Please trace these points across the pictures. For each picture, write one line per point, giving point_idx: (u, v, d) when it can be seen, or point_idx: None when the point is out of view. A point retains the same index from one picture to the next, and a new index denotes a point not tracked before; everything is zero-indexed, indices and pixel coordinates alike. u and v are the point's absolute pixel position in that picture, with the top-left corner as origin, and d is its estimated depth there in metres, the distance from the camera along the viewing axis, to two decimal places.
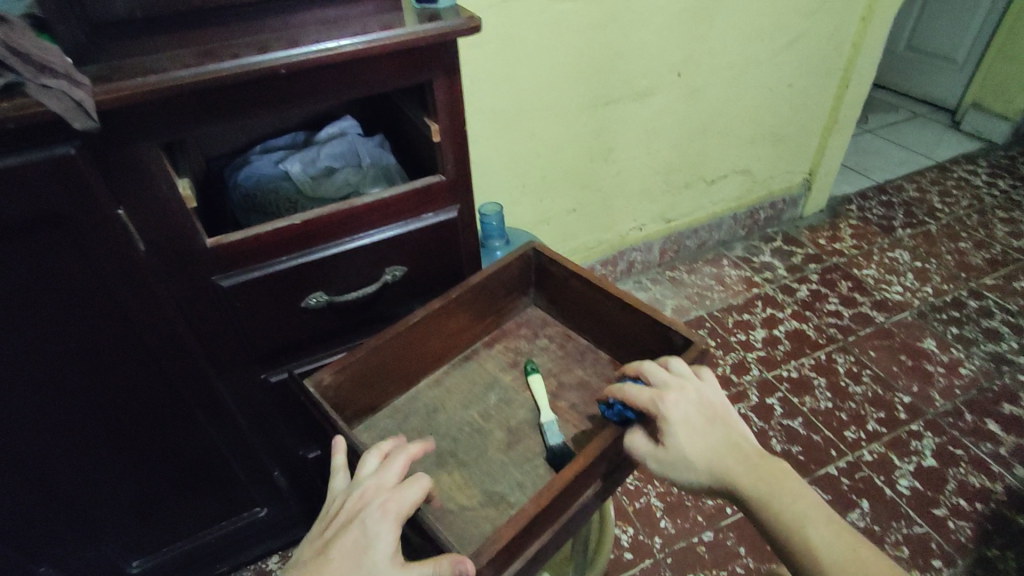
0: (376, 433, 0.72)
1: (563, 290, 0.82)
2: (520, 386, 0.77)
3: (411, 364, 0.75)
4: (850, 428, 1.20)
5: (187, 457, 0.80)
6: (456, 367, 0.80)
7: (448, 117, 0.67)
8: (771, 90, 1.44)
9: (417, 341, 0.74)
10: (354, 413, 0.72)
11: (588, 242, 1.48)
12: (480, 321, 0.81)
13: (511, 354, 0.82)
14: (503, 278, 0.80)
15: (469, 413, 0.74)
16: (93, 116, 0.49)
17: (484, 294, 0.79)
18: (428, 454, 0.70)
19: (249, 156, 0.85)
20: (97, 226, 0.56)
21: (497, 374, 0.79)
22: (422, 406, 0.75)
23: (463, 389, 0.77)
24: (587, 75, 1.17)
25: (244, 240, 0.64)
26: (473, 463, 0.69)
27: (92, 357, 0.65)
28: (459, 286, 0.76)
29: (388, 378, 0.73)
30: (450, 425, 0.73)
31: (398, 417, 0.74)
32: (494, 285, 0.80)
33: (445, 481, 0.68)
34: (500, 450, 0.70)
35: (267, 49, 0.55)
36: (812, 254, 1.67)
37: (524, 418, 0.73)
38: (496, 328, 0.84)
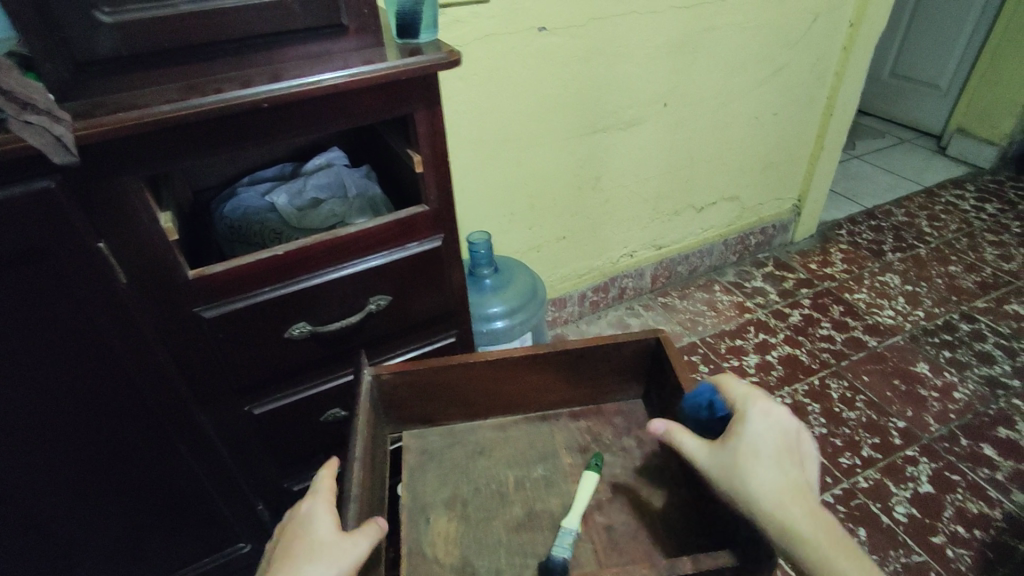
0: (423, 445, 0.75)
1: (667, 394, 0.73)
2: (573, 475, 0.71)
3: (477, 397, 0.76)
4: (845, 455, 1.18)
5: (169, 493, 0.78)
6: (528, 422, 0.78)
7: (430, 149, 0.68)
8: (757, 118, 1.47)
9: (488, 379, 0.74)
10: (408, 418, 0.76)
11: (579, 269, 1.48)
12: (569, 388, 0.77)
13: (589, 434, 0.76)
14: (606, 357, 0.75)
15: (507, 473, 0.71)
16: (73, 150, 0.50)
17: (579, 365, 0.75)
18: (446, 491, 0.69)
19: (237, 188, 0.86)
20: (77, 260, 0.56)
21: (568, 450, 0.74)
22: (473, 444, 0.75)
23: (520, 447, 0.74)
24: (574, 106, 1.19)
25: (227, 272, 0.64)
26: (472, 525, 0.66)
27: (72, 391, 0.64)
28: (549, 346, 0.74)
29: (448, 401, 0.75)
30: (487, 478, 0.71)
31: (450, 442, 0.75)
32: (591, 359, 0.75)
33: (438, 525, 0.66)
34: (506, 527, 0.66)
35: (249, 84, 0.56)
36: (804, 279, 1.68)
37: (552, 508, 0.67)
38: (593, 405, 0.79)
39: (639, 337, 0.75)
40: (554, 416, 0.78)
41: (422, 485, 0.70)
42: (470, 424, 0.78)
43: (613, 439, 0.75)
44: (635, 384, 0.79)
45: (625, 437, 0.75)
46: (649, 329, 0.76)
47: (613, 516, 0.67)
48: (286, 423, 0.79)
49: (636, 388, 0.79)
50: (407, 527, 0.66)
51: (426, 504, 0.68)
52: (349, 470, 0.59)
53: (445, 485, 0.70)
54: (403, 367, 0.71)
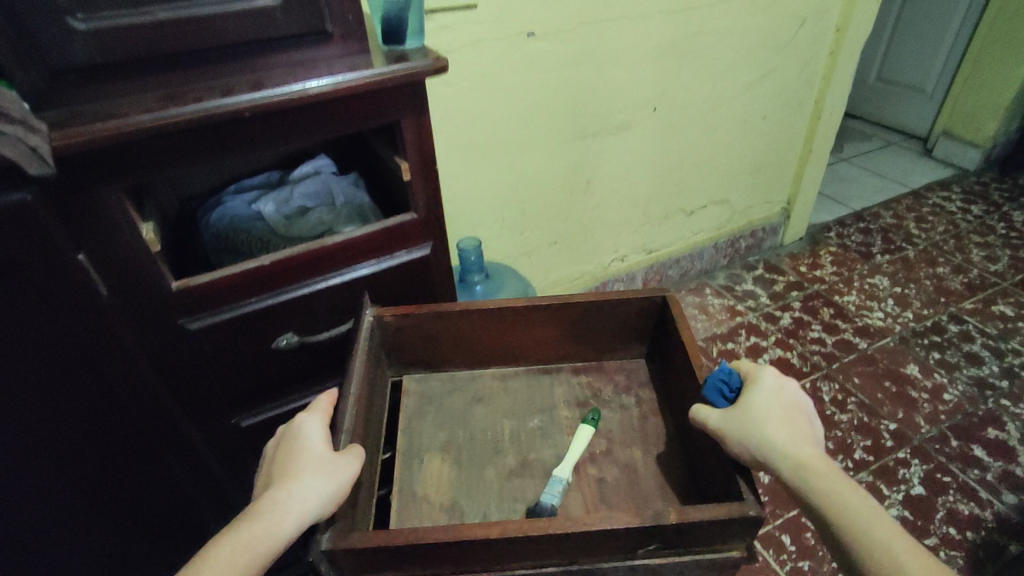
0: (424, 390, 0.74)
1: (671, 354, 0.71)
2: (569, 428, 0.70)
3: (478, 345, 0.75)
4: (837, 458, 1.19)
5: (154, 506, 0.76)
6: (529, 373, 0.77)
7: (418, 156, 0.67)
8: (746, 122, 1.47)
9: (490, 328, 0.73)
10: (410, 362, 0.75)
11: (571, 274, 1.48)
12: (573, 343, 0.76)
13: (589, 390, 0.75)
14: (612, 314, 0.73)
15: (503, 422, 0.70)
16: (49, 161, 0.49)
17: (582, 320, 0.74)
18: (442, 436, 0.69)
19: (223, 196, 0.84)
20: (55, 273, 0.55)
21: (565, 404, 0.73)
22: (473, 392, 0.74)
23: (520, 398, 0.74)
24: (563, 110, 1.19)
25: (211, 282, 0.63)
26: (465, 468, 0.66)
27: (52, 406, 0.62)
28: (552, 297, 0.72)
29: (450, 348, 0.75)
30: (482, 426, 0.70)
31: (450, 389, 0.75)
32: (595, 315, 0.73)
33: (430, 469, 0.66)
34: (498, 475, 0.65)
35: (231, 92, 0.55)
36: (794, 281, 1.68)
37: (546, 457, 0.66)
38: (596, 361, 0.78)
39: (645, 296, 0.73)
40: (557, 369, 0.77)
41: (419, 429, 0.70)
42: (471, 372, 0.77)
43: (613, 395, 0.74)
44: (638, 342, 0.77)
45: (626, 398, 0.73)
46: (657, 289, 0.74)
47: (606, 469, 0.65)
48: (275, 432, 0.78)
49: (641, 347, 0.77)
50: (399, 469, 0.66)
51: (421, 448, 0.68)
52: (346, 405, 0.60)
53: (441, 430, 0.70)
54: (405, 310, 0.70)
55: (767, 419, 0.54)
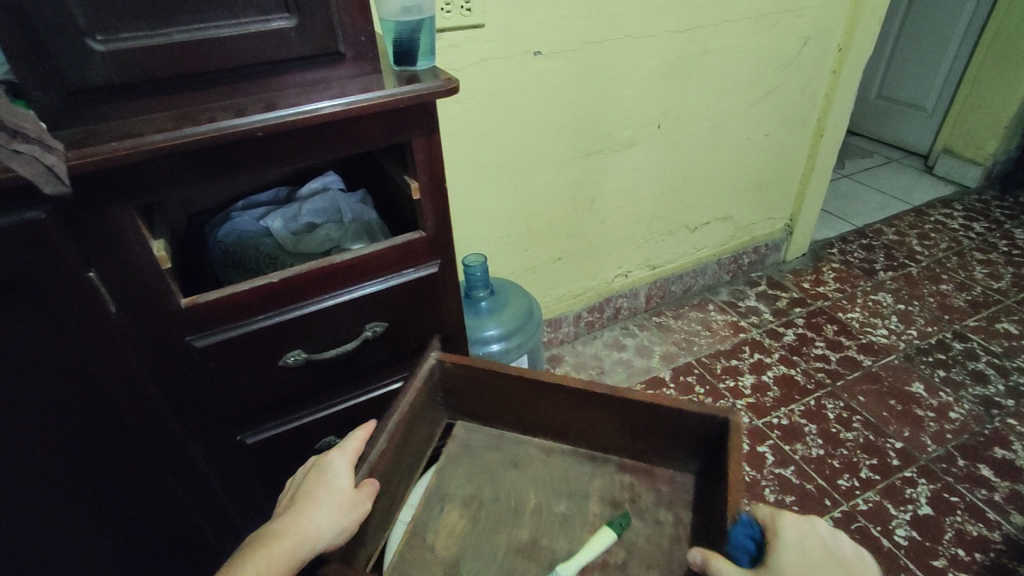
0: (468, 439, 0.72)
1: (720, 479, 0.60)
2: (593, 526, 0.62)
3: (525, 411, 0.70)
4: (843, 476, 1.18)
5: (157, 525, 0.75)
6: (573, 455, 0.69)
7: (428, 175, 0.67)
8: (749, 139, 1.48)
9: (535, 398, 0.68)
10: (462, 408, 0.73)
11: (575, 289, 1.48)
12: (622, 437, 0.67)
13: (628, 492, 0.65)
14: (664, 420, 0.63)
15: (530, 495, 0.65)
16: (64, 180, 0.49)
17: (631, 416, 0.65)
18: (468, 489, 0.66)
19: (231, 212, 0.85)
20: (66, 290, 0.55)
21: (600, 498, 0.64)
22: (513, 455, 0.69)
23: (558, 473, 0.67)
24: (568, 128, 1.19)
25: (221, 300, 0.63)
26: (477, 530, 0.62)
27: (59, 422, 0.62)
28: (606, 386, 0.65)
29: (497, 403, 0.71)
30: (509, 491, 0.65)
31: (492, 445, 0.71)
32: (645, 416, 0.64)
33: (447, 518, 0.63)
34: (506, 549, 0.60)
35: (245, 112, 0.56)
36: (797, 298, 1.68)
37: (560, 548, 0.60)
38: (646, 465, 0.67)
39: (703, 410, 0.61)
40: (604, 459, 0.68)
41: (450, 477, 0.67)
42: (517, 436, 0.72)
43: (650, 505, 0.63)
44: (693, 458, 0.65)
45: (663, 512, 0.63)
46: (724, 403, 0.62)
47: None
48: (279, 451, 0.77)
49: (694, 462, 0.65)
50: (421, 509, 0.64)
51: (444, 495, 0.65)
52: (376, 439, 0.61)
53: (469, 483, 0.66)
54: (462, 359, 0.70)
55: None
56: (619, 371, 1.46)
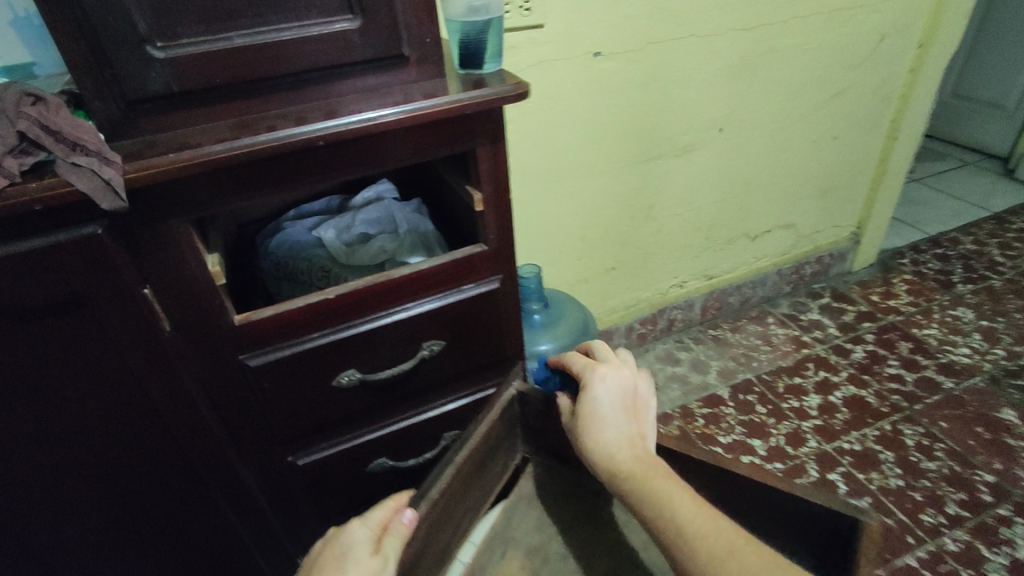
0: (545, 480, 0.66)
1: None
2: None
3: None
4: (927, 512, 1.09)
5: (207, 547, 0.73)
6: None
7: (492, 186, 0.63)
8: (817, 143, 1.39)
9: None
10: (543, 444, 0.67)
11: (627, 300, 1.41)
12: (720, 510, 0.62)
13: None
14: (773, 504, 0.57)
15: (602, 559, 0.59)
16: (122, 195, 0.46)
17: (734, 490, 0.59)
18: (535, 538, 0.61)
19: (283, 222, 0.82)
20: (121, 308, 0.52)
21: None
22: (593, 508, 0.64)
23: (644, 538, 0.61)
24: (627, 133, 1.14)
25: (275, 317, 0.60)
26: None
27: (111, 444, 0.60)
28: (707, 453, 0.60)
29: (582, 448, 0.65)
30: (582, 551, 0.60)
31: (572, 491, 0.65)
32: (751, 493, 0.58)
33: (506, 566, 0.60)
34: None
35: (305, 120, 0.52)
36: (865, 311, 1.57)
37: None
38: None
39: (825, 502, 0.53)
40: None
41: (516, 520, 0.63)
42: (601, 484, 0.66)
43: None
44: (807, 552, 0.58)
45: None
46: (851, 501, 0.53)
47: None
48: (331, 473, 0.74)
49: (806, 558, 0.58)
50: (481, 550, 0.61)
51: (509, 540, 0.62)
52: (442, 473, 0.55)
53: (538, 531, 0.62)
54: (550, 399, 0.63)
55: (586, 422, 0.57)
56: (674, 388, 1.39)
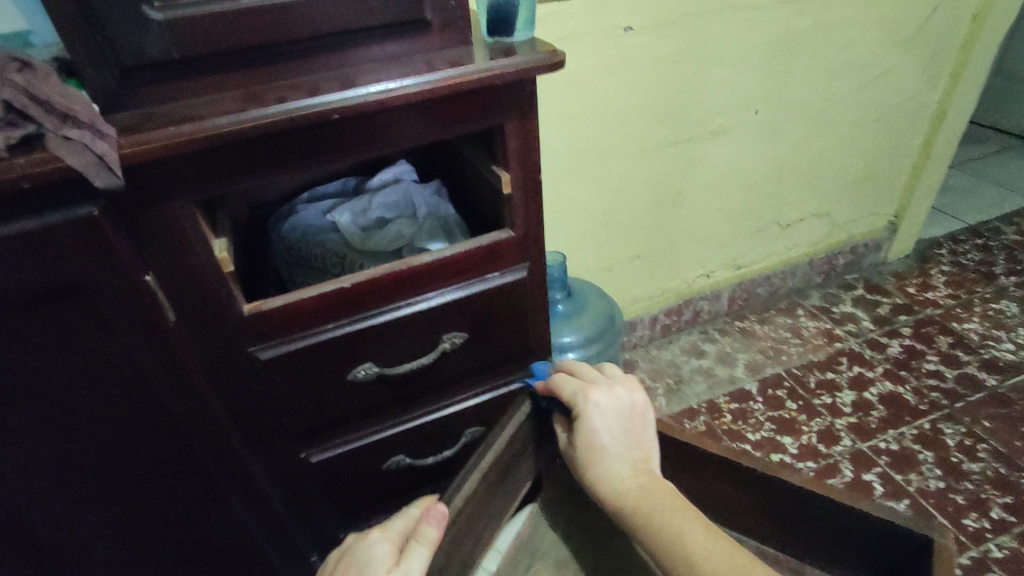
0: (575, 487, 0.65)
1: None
2: None
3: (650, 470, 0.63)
4: (970, 516, 1.03)
5: (218, 545, 0.70)
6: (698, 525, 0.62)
7: (521, 167, 0.58)
8: (857, 126, 1.32)
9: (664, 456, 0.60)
10: None
11: (652, 290, 1.36)
12: (771, 525, 0.58)
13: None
14: (832, 518, 0.53)
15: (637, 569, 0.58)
16: (117, 171, 0.42)
17: (786, 501, 0.55)
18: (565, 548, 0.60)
19: (296, 204, 0.78)
20: (121, 296, 0.48)
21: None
22: None
23: None
24: (657, 113, 1.07)
25: (287, 307, 0.55)
26: None
27: (114, 441, 0.56)
28: (759, 462, 0.55)
29: None
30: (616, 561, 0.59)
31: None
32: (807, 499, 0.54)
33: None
34: None
35: (319, 91, 0.48)
36: (901, 304, 1.50)
37: None
38: (796, 561, 0.59)
39: (885, 517, 0.50)
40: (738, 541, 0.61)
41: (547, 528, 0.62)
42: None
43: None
44: (862, 567, 0.54)
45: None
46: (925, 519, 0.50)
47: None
48: (346, 470, 0.70)
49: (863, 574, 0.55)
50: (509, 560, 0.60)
51: (537, 550, 0.61)
52: (464, 474, 0.51)
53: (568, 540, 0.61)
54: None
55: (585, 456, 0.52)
56: (700, 382, 1.34)
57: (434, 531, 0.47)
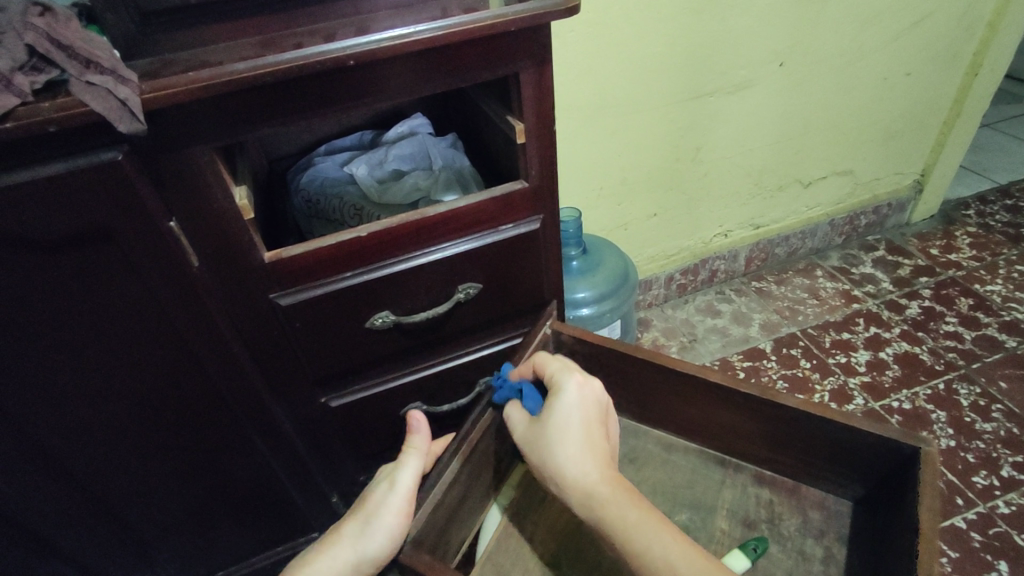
0: None
1: (901, 538, 0.51)
2: (719, 544, 0.59)
3: (651, 401, 0.66)
4: (980, 474, 1.04)
5: (245, 484, 0.73)
6: (703, 458, 0.65)
7: (536, 116, 0.58)
8: (886, 80, 1.27)
9: (666, 388, 0.63)
10: None
11: (668, 249, 1.36)
12: (768, 447, 0.62)
13: (766, 511, 0.61)
14: (830, 439, 0.57)
15: (649, 497, 0.62)
16: (139, 116, 0.43)
17: (785, 424, 0.59)
18: None
19: (313, 157, 0.79)
20: (147, 241, 0.50)
21: (730, 512, 0.61)
22: (632, 450, 0.67)
23: (684, 478, 0.64)
24: (676, 66, 1.05)
25: (305, 256, 0.57)
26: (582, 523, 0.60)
27: (145, 383, 0.59)
28: (757, 387, 0.58)
29: (622, 389, 0.67)
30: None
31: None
32: (811, 428, 0.57)
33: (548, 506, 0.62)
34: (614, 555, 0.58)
35: (334, 37, 0.48)
36: (923, 265, 1.48)
37: None
38: (792, 481, 0.62)
39: (880, 431, 0.54)
40: (737, 466, 0.64)
41: None
42: (635, 425, 0.69)
43: (794, 533, 0.59)
44: (862, 487, 0.59)
45: (810, 542, 0.58)
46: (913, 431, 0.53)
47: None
48: (365, 415, 0.73)
49: (856, 490, 0.59)
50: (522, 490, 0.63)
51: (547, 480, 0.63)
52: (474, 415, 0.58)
53: None
54: (586, 337, 0.65)
55: (550, 438, 0.52)
56: (714, 340, 1.34)
57: (418, 436, 0.60)
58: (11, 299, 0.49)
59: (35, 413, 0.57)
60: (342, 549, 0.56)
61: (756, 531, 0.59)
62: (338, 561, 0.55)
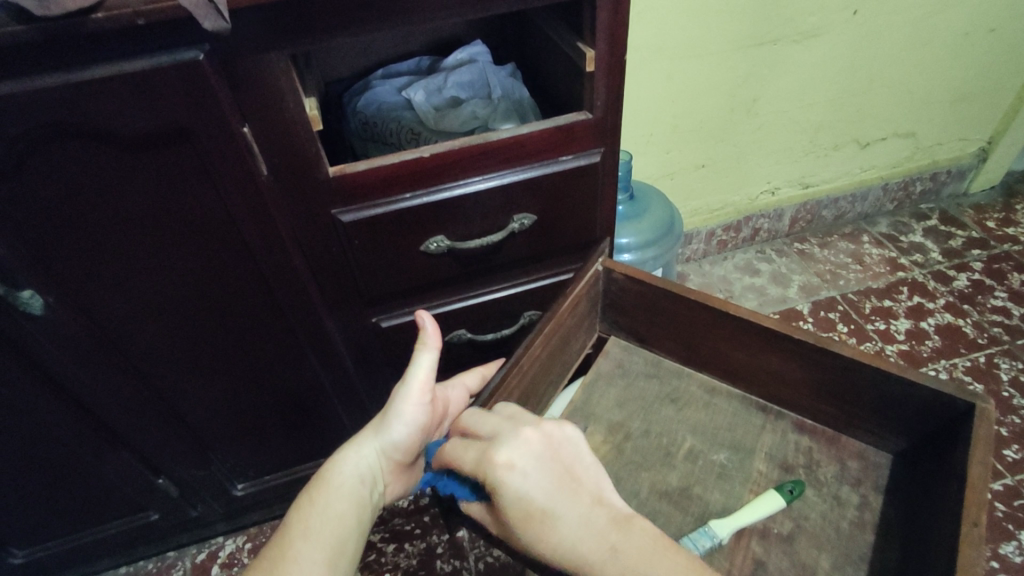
0: (625, 359, 0.71)
1: (947, 491, 0.51)
2: (755, 485, 0.60)
3: (697, 343, 0.67)
4: (1011, 447, 1.04)
5: (294, 394, 0.77)
6: (744, 403, 0.66)
7: (608, 43, 0.56)
8: (964, 36, 1.20)
9: (715, 330, 0.64)
10: (627, 326, 0.71)
11: (712, 203, 1.33)
12: (812, 395, 0.62)
13: (805, 457, 0.62)
14: (879, 389, 0.57)
15: (688, 436, 0.64)
16: (224, 14, 0.43)
17: (833, 372, 0.59)
18: (617, 415, 0.66)
19: (370, 80, 0.78)
20: (221, 145, 0.51)
21: (768, 456, 0.62)
22: (674, 390, 0.68)
23: (725, 420, 0.65)
24: (745, 8, 1.00)
25: (370, 174, 0.58)
26: (620, 458, 0.62)
27: (209, 288, 0.62)
28: (811, 335, 0.58)
29: (669, 330, 0.68)
30: (662, 428, 0.65)
31: (650, 372, 0.70)
32: (859, 377, 0.57)
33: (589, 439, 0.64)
34: (653, 488, 0.60)
35: None
36: (977, 238, 1.43)
37: (715, 504, 0.59)
38: (833, 432, 0.63)
39: (936, 386, 0.54)
40: (779, 413, 0.65)
41: (603, 399, 0.67)
42: (678, 367, 0.70)
43: (831, 479, 0.60)
44: (903, 441, 0.59)
45: (846, 489, 0.60)
46: (967, 387, 0.54)
47: (771, 552, 0.56)
48: (412, 338, 0.76)
49: (898, 444, 0.60)
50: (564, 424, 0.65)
51: (591, 414, 0.66)
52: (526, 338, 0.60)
53: (620, 408, 0.66)
54: (640, 276, 0.66)
55: (525, 530, 0.44)
56: (750, 299, 1.34)
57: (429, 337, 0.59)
58: (91, 194, 0.51)
59: (109, 307, 0.60)
60: (367, 440, 0.59)
61: (794, 475, 0.61)
62: (365, 451, 0.59)
